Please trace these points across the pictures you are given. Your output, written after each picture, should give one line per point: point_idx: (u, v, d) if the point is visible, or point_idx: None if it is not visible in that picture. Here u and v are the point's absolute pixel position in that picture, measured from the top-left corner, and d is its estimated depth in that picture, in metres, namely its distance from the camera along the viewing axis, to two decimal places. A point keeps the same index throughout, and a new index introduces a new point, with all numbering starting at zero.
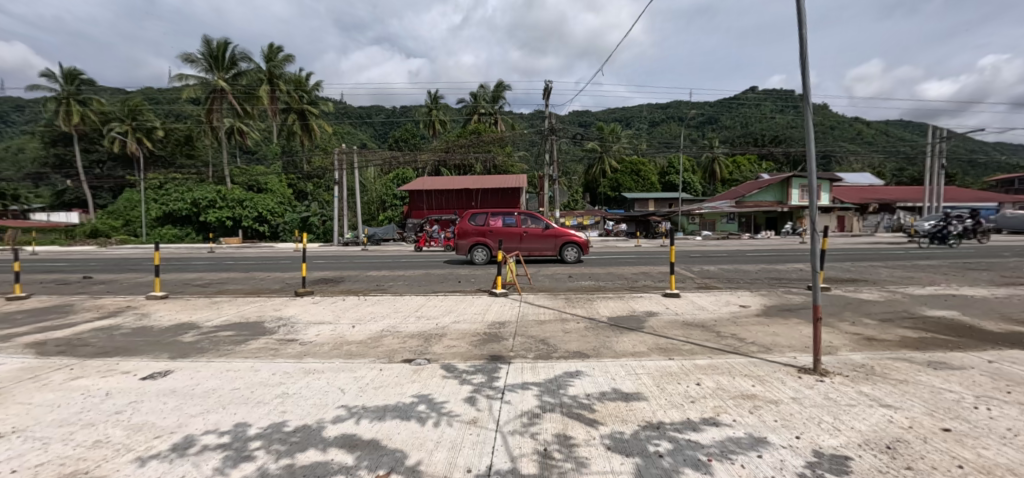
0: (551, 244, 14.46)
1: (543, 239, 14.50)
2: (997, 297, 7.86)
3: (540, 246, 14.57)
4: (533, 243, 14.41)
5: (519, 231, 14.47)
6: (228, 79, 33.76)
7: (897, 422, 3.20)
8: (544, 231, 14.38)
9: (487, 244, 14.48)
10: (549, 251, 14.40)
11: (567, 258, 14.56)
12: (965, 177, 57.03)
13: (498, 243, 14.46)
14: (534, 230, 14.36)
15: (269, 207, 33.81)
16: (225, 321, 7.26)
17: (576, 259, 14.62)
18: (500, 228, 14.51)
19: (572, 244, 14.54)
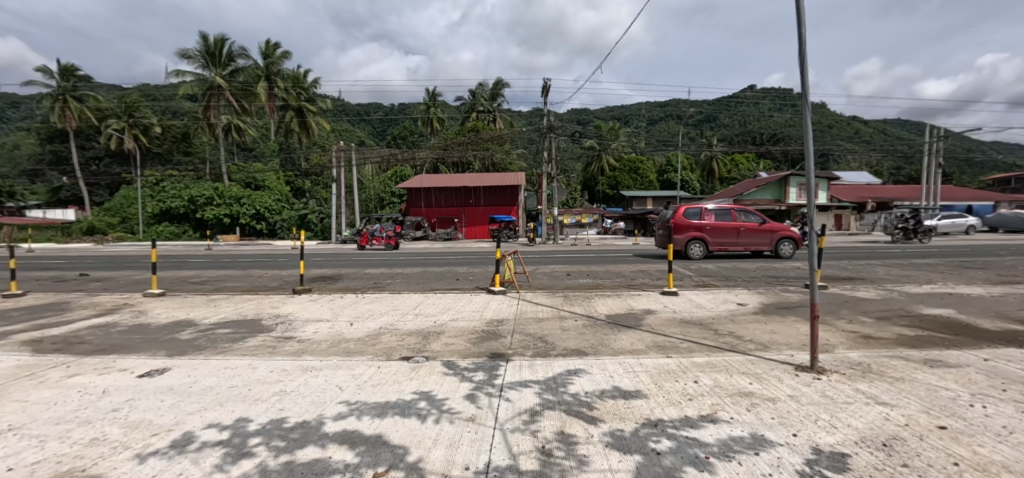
0: (766, 238, 14.43)
1: (758, 234, 14.45)
2: (993, 295, 7.91)
3: (754, 241, 14.51)
4: (750, 238, 14.38)
5: (737, 226, 14.42)
6: (225, 75, 33.62)
7: (893, 419, 3.22)
8: (761, 226, 14.31)
9: (705, 239, 14.30)
10: (767, 246, 14.38)
11: (782, 253, 14.49)
12: (962, 175, 57.23)
13: (716, 238, 14.32)
14: (751, 225, 14.30)
15: (266, 205, 33.55)
16: (223, 318, 7.26)
17: (790, 253, 14.61)
18: (722, 224, 14.39)
19: (787, 239, 14.53)
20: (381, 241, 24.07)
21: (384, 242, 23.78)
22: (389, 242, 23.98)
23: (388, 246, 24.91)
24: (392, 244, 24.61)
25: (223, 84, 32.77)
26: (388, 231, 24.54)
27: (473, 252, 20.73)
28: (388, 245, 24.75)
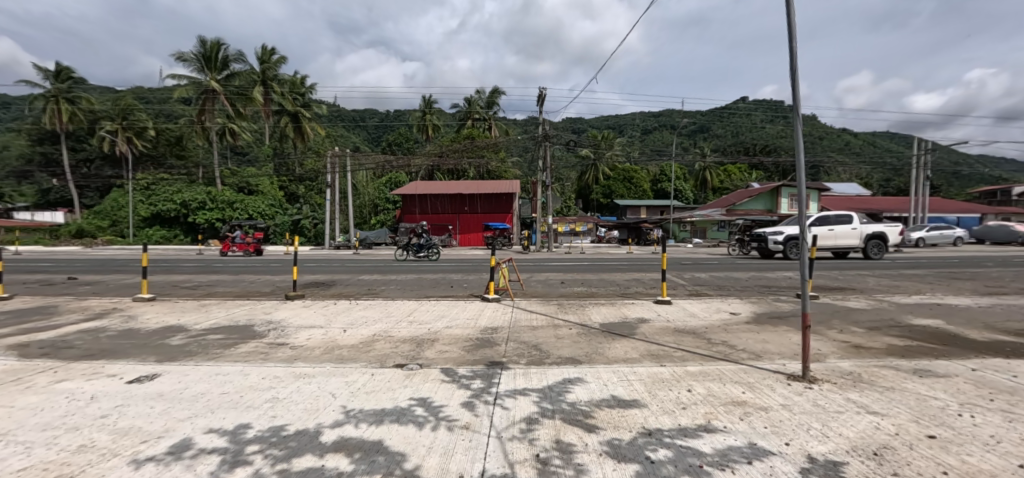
0: None
1: None
2: (980, 306, 8.04)
3: None
4: None
5: None
6: (220, 79, 33.53)
7: (884, 428, 3.26)
8: None
9: None
10: None
11: None
12: (948, 187, 58.42)
13: None
14: None
15: (259, 209, 33.64)
16: (215, 324, 7.18)
17: None
18: None
19: None
20: (240, 247, 24.12)
21: (242, 248, 23.82)
22: (249, 248, 24.25)
23: (249, 252, 25.11)
24: (254, 250, 24.89)
25: (218, 88, 32.64)
26: (249, 238, 24.70)
27: (467, 259, 20.79)
28: (247, 252, 25.22)
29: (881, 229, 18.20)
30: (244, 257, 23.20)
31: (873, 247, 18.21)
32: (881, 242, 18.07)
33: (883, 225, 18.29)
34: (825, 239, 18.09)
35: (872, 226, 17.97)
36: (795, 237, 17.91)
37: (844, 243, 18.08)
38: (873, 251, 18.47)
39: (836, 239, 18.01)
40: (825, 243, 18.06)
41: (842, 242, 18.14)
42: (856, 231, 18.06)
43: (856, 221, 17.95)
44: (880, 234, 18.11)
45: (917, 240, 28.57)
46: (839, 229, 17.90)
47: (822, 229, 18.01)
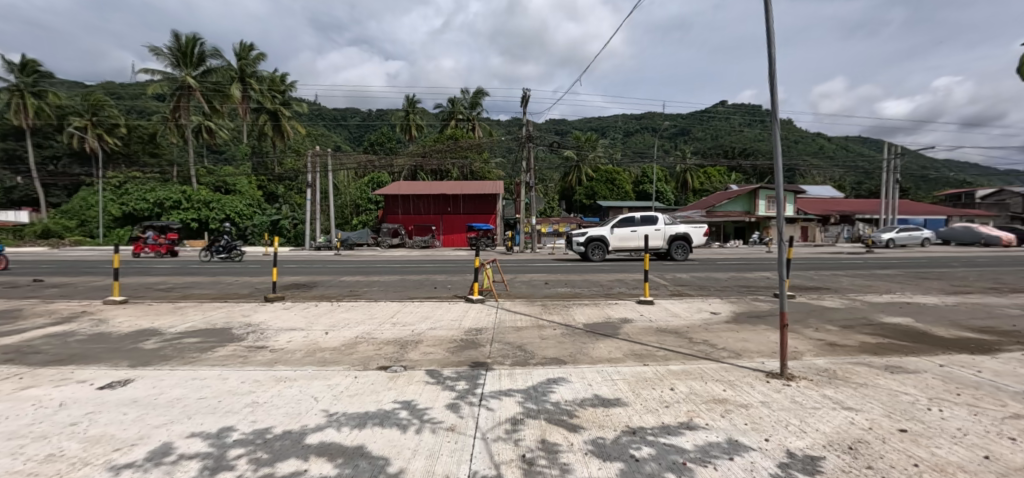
0: None
1: None
2: (947, 305, 8.36)
3: None
4: None
5: None
6: (196, 76, 32.55)
7: (858, 423, 3.37)
8: None
9: None
10: None
11: None
12: (917, 191, 60.69)
13: None
14: None
15: (236, 208, 32.81)
16: (190, 327, 6.98)
17: None
18: None
19: None
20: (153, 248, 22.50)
21: (156, 249, 22.31)
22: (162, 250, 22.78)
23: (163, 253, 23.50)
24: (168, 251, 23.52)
25: (194, 84, 31.68)
26: (162, 238, 23.32)
27: (449, 258, 20.58)
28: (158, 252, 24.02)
29: (686, 230, 18.15)
30: (209, 258, 22.40)
31: (676, 248, 18.17)
32: (682, 245, 18.09)
33: (687, 225, 18.21)
34: (629, 240, 18.31)
35: (676, 227, 17.92)
36: (596, 238, 18.27)
37: (649, 245, 18.20)
38: (678, 252, 18.43)
39: (640, 241, 18.18)
40: (628, 244, 18.22)
41: (647, 243, 18.24)
42: (660, 231, 18.17)
43: (660, 221, 18.11)
44: (682, 235, 18.04)
45: (888, 241, 29.73)
46: (642, 230, 18.05)
47: (626, 230, 18.19)
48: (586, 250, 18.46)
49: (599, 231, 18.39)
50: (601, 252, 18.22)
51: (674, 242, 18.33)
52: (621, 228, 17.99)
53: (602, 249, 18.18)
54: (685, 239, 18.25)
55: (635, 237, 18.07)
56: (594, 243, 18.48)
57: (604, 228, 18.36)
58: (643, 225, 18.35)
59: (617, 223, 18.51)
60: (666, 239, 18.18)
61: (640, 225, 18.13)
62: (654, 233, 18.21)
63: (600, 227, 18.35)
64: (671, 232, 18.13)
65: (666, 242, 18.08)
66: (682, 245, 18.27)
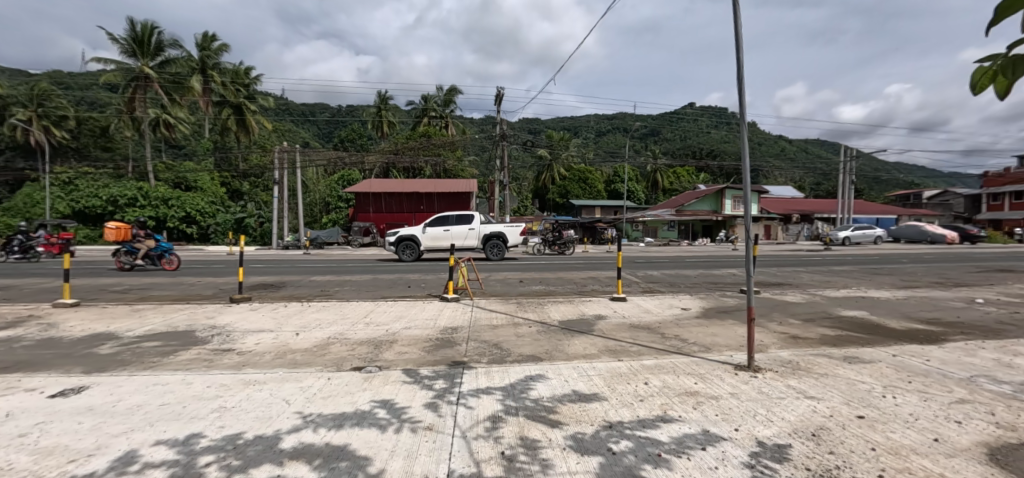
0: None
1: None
2: (897, 298, 8.91)
3: None
4: None
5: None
6: (154, 66, 31.01)
7: (820, 411, 3.56)
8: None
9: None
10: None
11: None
12: (870, 191, 64.14)
13: None
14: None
15: (198, 207, 31.35)
16: (150, 330, 6.64)
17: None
18: None
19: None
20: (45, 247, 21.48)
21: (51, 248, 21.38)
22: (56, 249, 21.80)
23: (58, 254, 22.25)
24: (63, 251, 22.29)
25: (152, 75, 30.15)
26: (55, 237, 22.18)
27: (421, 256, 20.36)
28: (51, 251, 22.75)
29: (500, 229, 17.85)
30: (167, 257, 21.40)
31: (490, 248, 17.81)
32: (495, 244, 17.62)
33: (502, 224, 17.90)
34: (442, 240, 17.95)
35: (488, 226, 17.65)
36: (406, 238, 17.77)
37: (462, 244, 17.84)
38: (493, 252, 18.10)
39: (452, 240, 17.76)
40: (440, 244, 17.86)
41: (460, 243, 17.87)
42: (473, 231, 17.88)
43: (473, 220, 17.77)
44: (495, 234, 17.70)
45: (845, 239, 31.39)
46: (454, 230, 17.68)
47: (438, 229, 17.84)
48: (397, 250, 17.87)
49: (410, 230, 17.90)
50: (410, 252, 17.70)
51: (490, 241, 18.05)
52: (431, 227, 17.66)
53: (412, 249, 17.69)
54: (500, 239, 17.97)
55: (444, 236, 17.56)
56: (406, 242, 17.95)
57: (415, 228, 17.88)
58: (457, 224, 17.92)
59: (430, 223, 18.06)
60: (479, 238, 17.86)
61: (453, 224, 17.71)
62: (468, 232, 17.86)
63: (411, 226, 17.86)
64: (484, 231, 17.81)
65: (479, 242, 17.75)
66: (496, 245, 17.89)
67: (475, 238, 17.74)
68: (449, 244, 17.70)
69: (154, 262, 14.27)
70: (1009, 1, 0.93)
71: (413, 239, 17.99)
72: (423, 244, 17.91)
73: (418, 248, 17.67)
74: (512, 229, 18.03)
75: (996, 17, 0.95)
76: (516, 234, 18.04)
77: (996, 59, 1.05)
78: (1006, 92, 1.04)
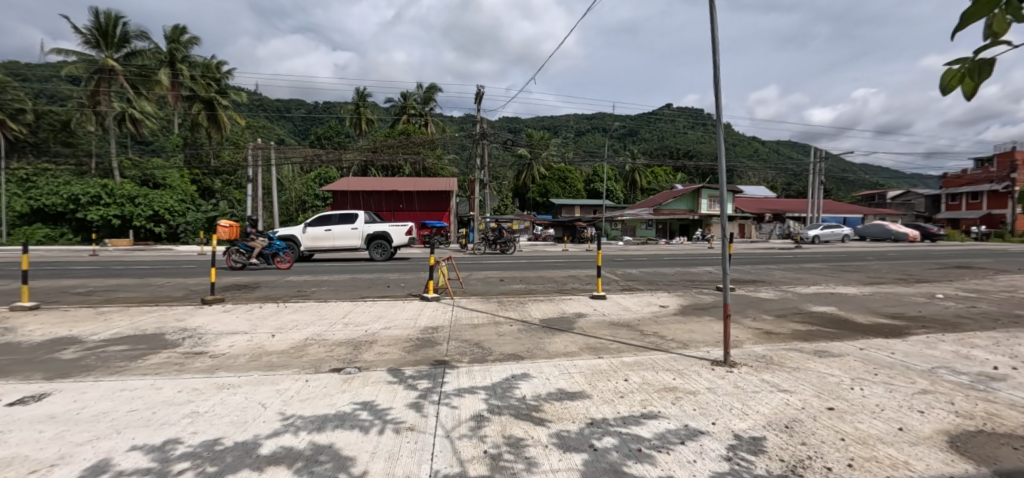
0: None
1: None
2: (863, 294, 9.29)
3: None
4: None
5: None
6: (119, 59, 29.73)
7: (793, 404, 3.68)
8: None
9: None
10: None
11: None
12: (837, 191, 66.56)
13: None
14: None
15: (167, 205, 30.20)
16: (116, 334, 6.39)
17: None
18: None
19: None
20: None
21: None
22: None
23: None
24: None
25: (117, 68, 28.92)
26: None
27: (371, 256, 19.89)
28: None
29: (385, 228, 17.60)
30: (133, 258, 20.55)
31: (374, 248, 17.30)
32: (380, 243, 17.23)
33: (387, 224, 17.55)
34: (324, 241, 17.08)
35: (374, 224, 17.26)
36: (283, 237, 16.48)
37: (345, 244, 17.11)
38: (378, 253, 17.57)
39: (335, 240, 16.96)
40: (322, 245, 16.91)
41: (344, 243, 17.12)
42: (358, 230, 17.30)
43: (357, 219, 17.20)
44: (381, 233, 17.32)
45: (814, 238, 32.46)
46: (337, 229, 16.98)
47: (319, 229, 16.92)
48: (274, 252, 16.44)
49: (291, 230, 16.76)
50: (288, 253, 16.40)
51: (374, 242, 17.52)
52: (310, 227, 16.71)
53: (290, 249, 16.41)
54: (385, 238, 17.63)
55: (326, 236, 16.69)
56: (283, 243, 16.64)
57: (295, 227, 16.75)
58: (340, 224, 17.20)
59: (311, 223, 17.09)
60: (363, 238, 17.31)
61: (335, 223, 16.94)
62: (352, 232, 17.21)
63: (288, 226, 16.64)
64: (369, 230, 17.36)
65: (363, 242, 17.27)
66: (381, 245, 17.53)
67: (360, 237, 17.17)
68: (333, 244, 16.88)
69: (267, 261, 14.45)
70: (976, 9, 0.98)
71: (294, 240, 16.78)
72: (303, 245, 16.77)
73: (296, 248, 16.41)
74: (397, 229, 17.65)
75: (962, 24, 1.01)
76: (402, 234, 17.85)
77: (966, 63, 1.10)
78: (971, 94, 1.10)
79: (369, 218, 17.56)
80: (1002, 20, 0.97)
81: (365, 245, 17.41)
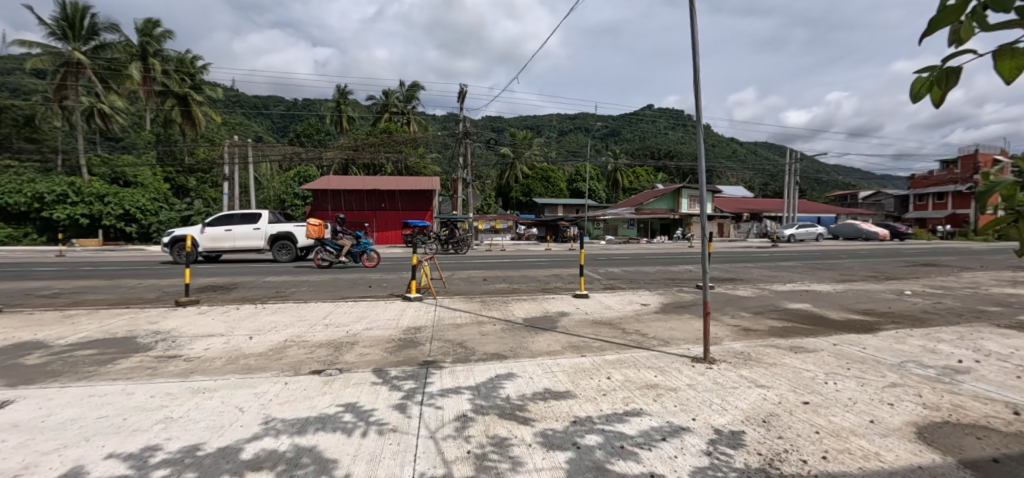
0: None
1: None
2: (836, 291, 9.59)
3: None
4: None
5: None
6: (86, 52, 28.64)
7: (770, 398, 3.76)
8: None
9: None
10: None
11: None
12: (812, 192, 68.48)
13: None
14: None
15: (139, 204, 29.21)
16: (84, 338, 6.15)
17: None
18: None
19: None
20: None
21: None
22: None
23: None
24: None
25: (85, 61, 27.84)
26: None
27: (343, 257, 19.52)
28: None
29: (289, 229, 16.35)
30: (101, 259, 19.82)
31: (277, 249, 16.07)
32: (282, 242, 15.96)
33: (291, 224, 16.31)
34: (224, 242, 15.91)
35: (276, 224, 15.95)
36: (179, 238, 15.74)
37: (245, 246, 15.90)
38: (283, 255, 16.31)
39: (234, 241, 15.79)
40: (220, 245, 15.79)
41: (244, 244, 15.93)
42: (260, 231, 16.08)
43: (259, 219, 16.05)
44: (284, 233, 16.07)
45: (790, 236, 33.32)
46: (237, 229, 15.72)
47: (218, 230, 15.80)
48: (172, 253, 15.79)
49: (188, 230, 15.92)
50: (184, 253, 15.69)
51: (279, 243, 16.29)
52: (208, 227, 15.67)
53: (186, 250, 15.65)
54: (290, 240, 16.34)
55: (224, 236, 15.56)
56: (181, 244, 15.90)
57: (194, 227, 15.90)
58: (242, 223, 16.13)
59: (212, 223, 16.02)
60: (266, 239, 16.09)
61: (235, 223, 15.79)
62: (253, 232, 16.01)
63: (187, 226, 15.85)
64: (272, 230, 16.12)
65: (265, 243, 16.00)
66: (285, 246, 16.20)
67: (261, 237, 15.95)
68: (231, 245, 15.66)
69: (355, 259, 14.79)
70: (944, 19, 1.02)
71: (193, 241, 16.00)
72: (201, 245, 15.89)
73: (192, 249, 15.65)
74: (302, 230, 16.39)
75: (931, 33, 1.04)
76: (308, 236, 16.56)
77: (934, 72, 1.14)
78: (940, 101, 1.13)
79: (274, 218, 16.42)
80: (968, 28, 1.00)
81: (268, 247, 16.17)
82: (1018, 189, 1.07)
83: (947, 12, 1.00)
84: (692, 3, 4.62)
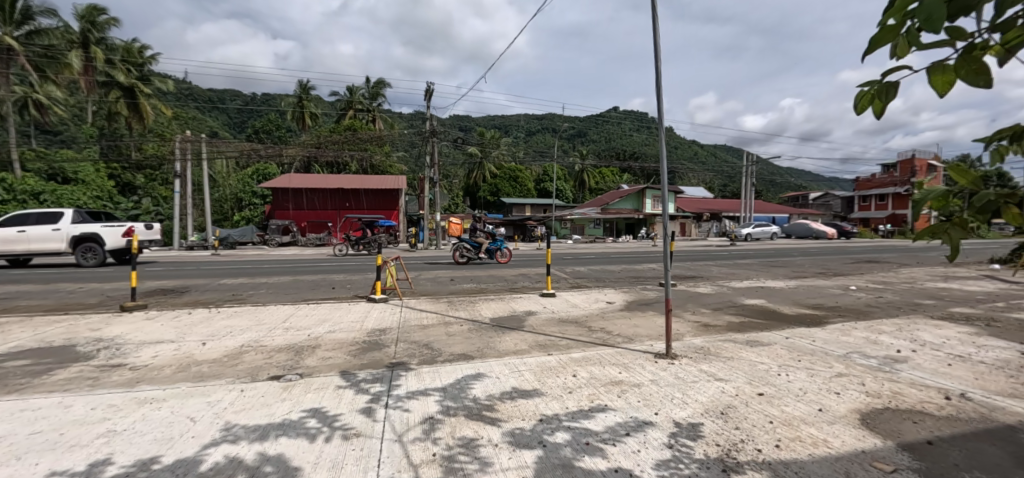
0: None
1: None
2: (789, 287, 10.09)
3: None
4: None
5: None
6: (19, 37, 26.40)
7: (728, 391, 3.91)
8: None
9: None
10: None
11: None
12: (767, 193, 71.78)
13: None
14: None
15: (79, 203, 27.13)
16: (15, 347, 5.66)
17: None
18: None
19: None
20: None
21: None
22: None
23: None
24: None
25: (17, 47, 25.62)
26: None
27: (303, 259, 18.85)
28: None
29: (97, 229, 14.16)
30: None
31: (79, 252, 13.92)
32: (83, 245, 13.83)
33: (97, 224, 14.15)
34: (18, 245, 13.73)
35: (80, 224, 13.89)
36: None
37: (41, 249, 13.73)
38: (88, 258, 14.16)
39: (26, 243, 13.60)
40: (12, 249, 13.63)
41: (40, 248, 13.76)
42: (59, 232, 13.85)
43: (59, 218, 13.83)
44: (87, 234, 13.92)
45: (747, 235, 34.74)
46: (30, 230, 13.61)
47: (10, 230, 13.64)
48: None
49: None
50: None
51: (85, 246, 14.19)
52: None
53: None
54: (99, 242, 14.25)
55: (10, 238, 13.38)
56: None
57: None
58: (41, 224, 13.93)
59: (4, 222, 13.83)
60: (68, 241, 13.92)
61: (30, 223, 13.67)
62: (51, 233, 13.80)
63: None
64: (75, 231, 13.97)
65: (66, 245, 13.88)
66: (91, 249, 14.11)
67: (60, 240, 13.78)
68: (22, 249, 13.51)
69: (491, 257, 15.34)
70: (883, 33, 1.10)
71: None
72: None
73: None
74: (112, 231, 14.42)
75: (873, 50, 1.12)
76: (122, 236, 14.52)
77: (876, 85, 1.22)
78: (882, 113, 1.20)
79: (83, 217, 14.35)
80: (905, 46, 1.08)
81: (73, 250, 14.00)
82: (948, 197, 1.16)
83: (885, 31, 1.08)
84: (655, 10, 4.75)
